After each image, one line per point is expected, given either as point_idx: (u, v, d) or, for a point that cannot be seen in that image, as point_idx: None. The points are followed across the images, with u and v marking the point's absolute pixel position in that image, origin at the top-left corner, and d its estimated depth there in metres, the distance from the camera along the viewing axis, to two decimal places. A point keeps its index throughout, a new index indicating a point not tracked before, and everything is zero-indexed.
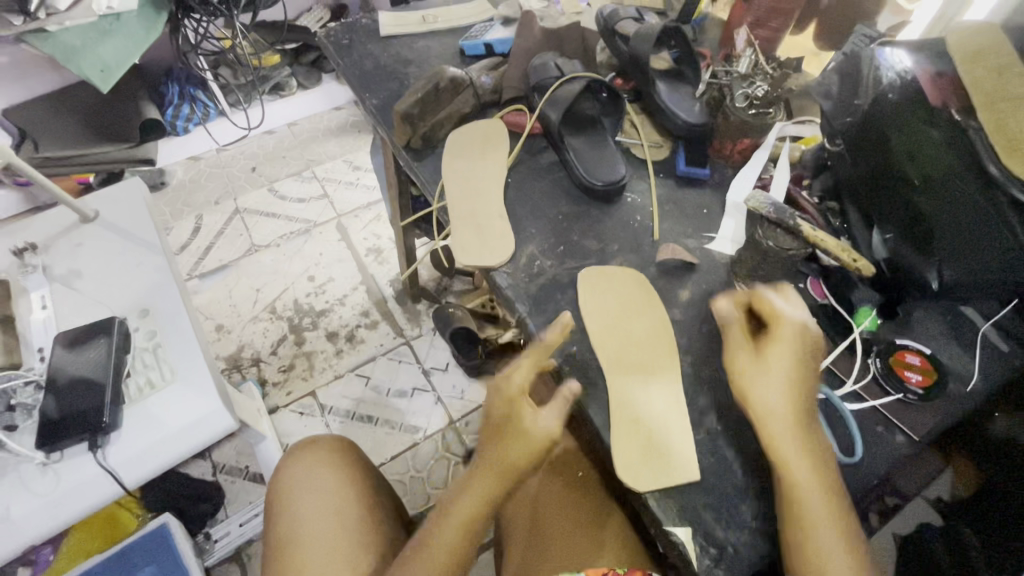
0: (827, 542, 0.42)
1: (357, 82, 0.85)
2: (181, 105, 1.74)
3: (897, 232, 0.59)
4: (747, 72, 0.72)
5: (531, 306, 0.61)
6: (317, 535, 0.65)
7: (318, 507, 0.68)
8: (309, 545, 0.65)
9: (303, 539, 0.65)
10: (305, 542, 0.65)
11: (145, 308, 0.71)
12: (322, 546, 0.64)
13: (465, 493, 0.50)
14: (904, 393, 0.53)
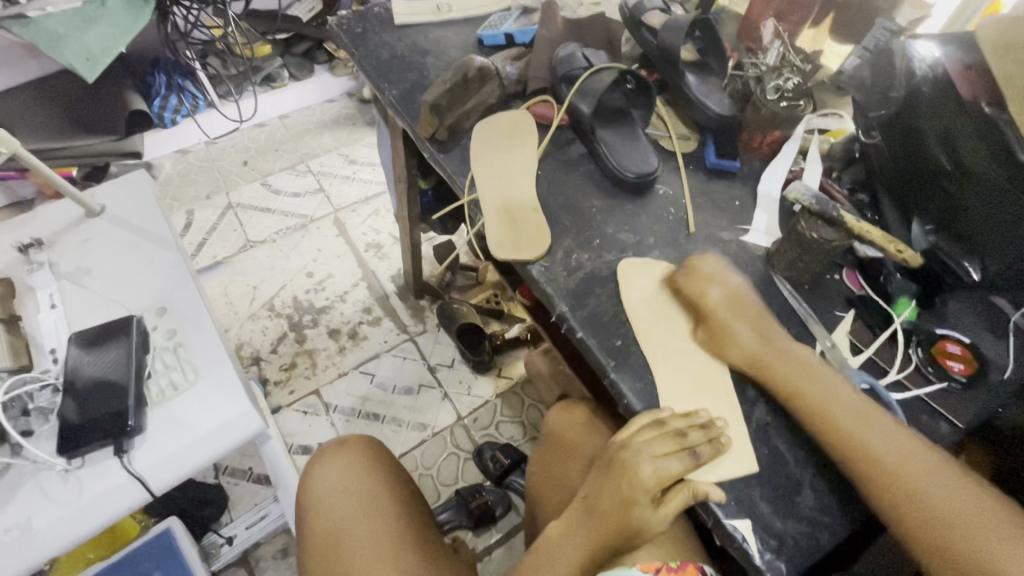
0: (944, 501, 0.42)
1: (374, 72, 0.83)
2: (169, 97, 1.68)
3: (937, 224, 0.60)
4: (776, 65, 0.74)
5: (571, 300, 0.60)
6: (359, 536, 0.64)
7: (358, 511, 0.66)
8: (353, 547, 0.63)
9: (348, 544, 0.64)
10: (347, 539, 0.64)
11: (163, 306, 0.68)
12: (368, 552, 0.63)
13: (571, 537, 0.53)
14: (948, 381, 0.54)
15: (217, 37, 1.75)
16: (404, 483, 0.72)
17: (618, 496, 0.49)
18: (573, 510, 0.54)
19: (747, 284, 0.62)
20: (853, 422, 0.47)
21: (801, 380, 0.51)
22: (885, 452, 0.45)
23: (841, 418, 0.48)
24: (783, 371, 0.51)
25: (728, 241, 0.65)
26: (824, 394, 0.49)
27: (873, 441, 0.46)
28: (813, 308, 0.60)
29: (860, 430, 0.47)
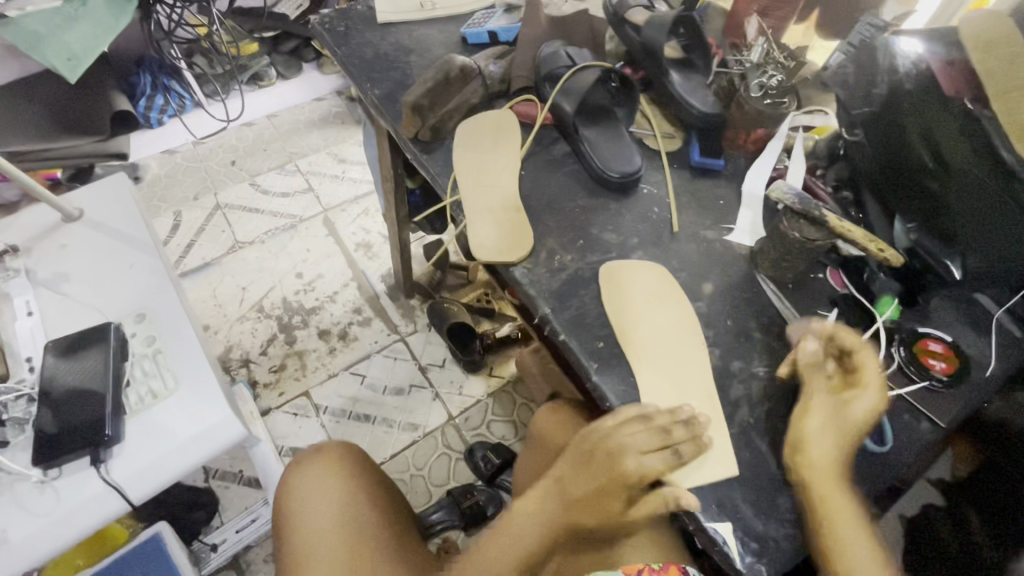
0: None
1: (356, 71, 0.82)
2: (155, 97, 1.69)
3: (919, 222, 0.59)
4: (761, 61, 0.73)
5: (555, 302, 0.60)
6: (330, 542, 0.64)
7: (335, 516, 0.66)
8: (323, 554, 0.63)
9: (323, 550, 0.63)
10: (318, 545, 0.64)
11: (142, 312, 0.67)
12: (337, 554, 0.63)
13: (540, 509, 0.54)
14: (929, 380, 0.54)
15: (202, 36, 1.73)
16: (384, 489, 0.72)
17: (597, 487, 0.50)
18: (543, 487, 0.54)
19: (732, 284, 0.61)
20: (834, 496, 0.45)
21: (810, 440, 0.47)
22: (856, 542, 0.44)
23: (826, 490, 0.45)
24: (808, 427, 0.47)
25: (712, 240, 0.65)
26: (826, 459, 0.46)
27: (836, 510, 0.45)
28: (798, 307, 0.60)
29: (835, 509, 0.45)
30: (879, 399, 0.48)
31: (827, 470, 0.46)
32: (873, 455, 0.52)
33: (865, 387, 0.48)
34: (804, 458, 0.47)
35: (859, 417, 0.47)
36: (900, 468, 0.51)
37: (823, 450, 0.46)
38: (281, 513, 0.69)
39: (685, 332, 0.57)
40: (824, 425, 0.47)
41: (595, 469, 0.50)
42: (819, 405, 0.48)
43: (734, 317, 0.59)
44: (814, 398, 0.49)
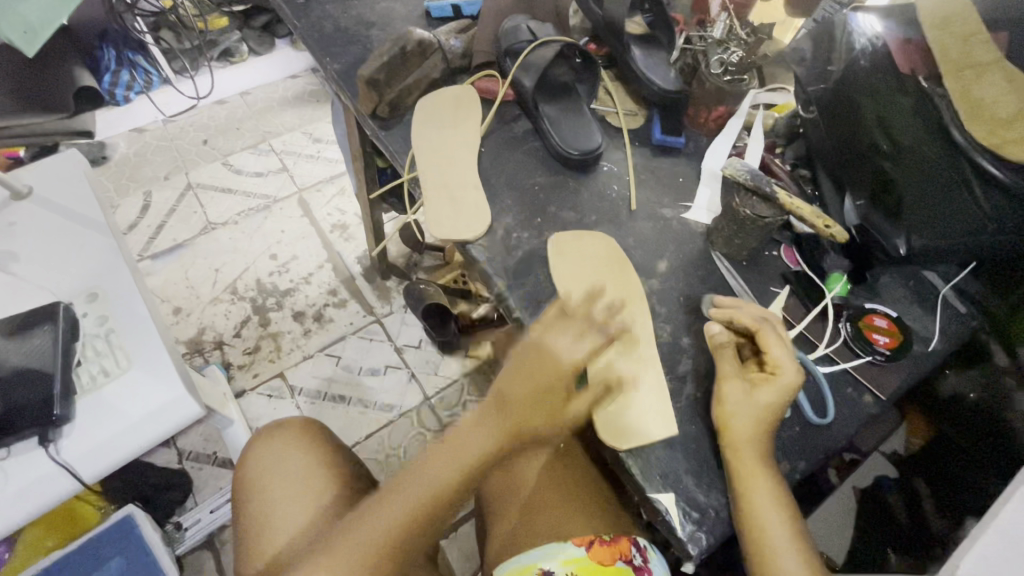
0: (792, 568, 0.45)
1: (316, 46, 0.80)
2: (120, 72, 1.63)
3: (868, 198, 0.60)
4: (722, 37, 0.72)
5: (509, 279, 0.60)
6: (291, 523, 0.63)
7: (290, 491, 0.66)
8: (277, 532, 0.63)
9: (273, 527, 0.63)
10: (279, 526, 0.63)
11: (94, 291, 0.66)
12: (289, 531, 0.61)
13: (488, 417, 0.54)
14: (873, 354, 0.55)
15: (168, 8, 1.66)
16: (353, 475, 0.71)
17: (540, 386, 0.54)
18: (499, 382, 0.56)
19: (687, 261, 0.62)
20: (759, 482, 0.46)
21: (734, 421, 0.48)
22: (777, 530, 0.46)
23: (749, 473, 0.47)
24: (727, 408, 0.49)
25: (670, 218, 0.65)
26: (750, 440, 0.48)
27: (758, 499, 0.46)
28: (750, 284, 0.61)
29: (757, 492, 0.46)
30: (796, 377, 0.49)
31: (753, 451, 0.47)
32: (817, 428, 0.53)
33: (779, 368, 0.50)
34: (731, 440, 0.48)
35: (773, 398, 0.49)
36: (844, 439, 0.52)
37: (745, 431, 0.48)
38: (244, 488, 0.68)
39: (639, 305, 0.57)
40: (746, 404, 0.49)
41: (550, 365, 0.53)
42: (740, 390, 0.49)
43: (687, 294, 0.60)
44: (730, 383, 0.50)
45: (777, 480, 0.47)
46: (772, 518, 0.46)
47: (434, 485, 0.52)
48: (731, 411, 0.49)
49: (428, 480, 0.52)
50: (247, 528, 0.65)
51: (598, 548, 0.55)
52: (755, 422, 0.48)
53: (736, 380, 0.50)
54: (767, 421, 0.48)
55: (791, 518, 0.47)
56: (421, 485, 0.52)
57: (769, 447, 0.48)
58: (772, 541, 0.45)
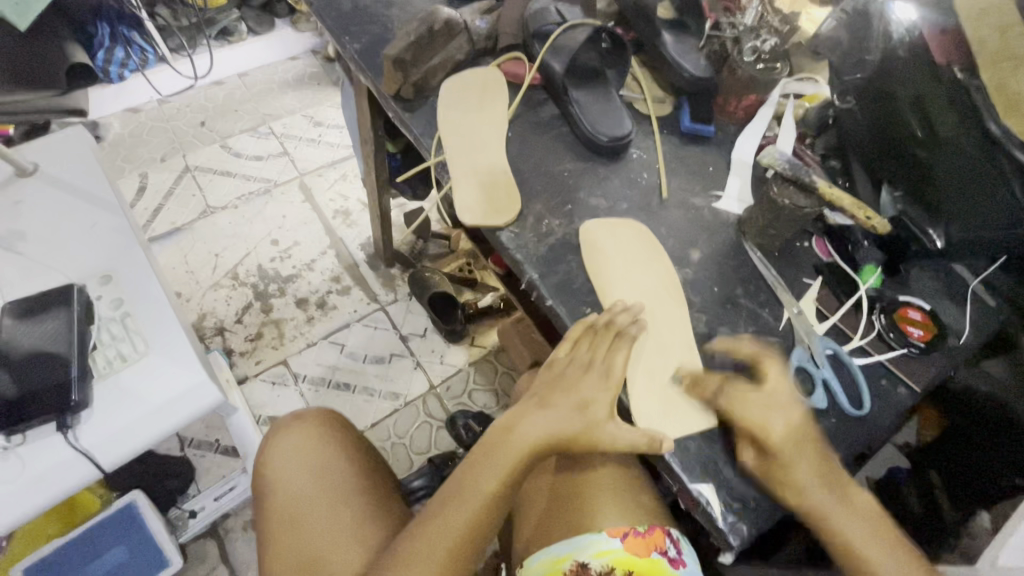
0: (876, 553, 0.46)
1: (334, 22, 0.77)
2: (114, 49, 1.57)
3: (906, 190, 0.61)
4: (753, 24, 0.71)
5: (541, 267, 0.59)
6: (317, 519, 0.62)
7: (317, 488, 0.64)
8: (310, 533, 0.61)
9: (304, 528, 0.61)
10: (305, 522, 0.62)
11: (107, 273, 0.63)
12: (326, 535, 0.61)
13: (530, 424, 0.54)
14: (908, 347, 0.55)
15: None
16: (376, 466, 0.70)
17: (582, 396, 0.53)
18: (540, 391, 0.56)
19: (719, 251, 0.61)
20: (808, 475, 0.46)
21: (767, 426, 0.47)
22: (855, 523, 0.47)
23: (799, 470, 0.46)
24: (781, 450, 0.47)
25: (700, 208, 0.64)
26: (788, 441, 0.47)
27: (825, 499, 0.47)
28: (782, 275, 0.60)
29: (808, 483, 0.46)
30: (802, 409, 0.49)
31: (797, 447, 0.47)
32: (852, 420, 0.53)
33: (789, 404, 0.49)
34: (790, 474, 0.46)
35: (788, 401, 0.49)
36: (879, 430, 0.52)
37: (779, 435, 0.47)
38: (259, 485, 0.66)
39: (677, 292, 0.57)
40: (766, 410, 0.48)
41: (595, 375, 0.53)
42: (751, 397, 0.49)
43: (720, 284, 0.59)
44: (772, 429, 0.47)
45: (824, 463, 0.48)
46: (827, 499, 0.47)
47: (480, 494, 0.52)
48: (783, 443, 0.47)
49: (483, 486, 0.52)
50: (267, 526, 0.63)
51: (632, 540, 0.55)
52: (784, 423, 0.48)
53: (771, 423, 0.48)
54: (812, 446, 0.48)
55: (863, 503, 0.48)
56: (466, 496, 0.52)
57: (823, 450, 0.48)
58: (835, 519, 0.46)
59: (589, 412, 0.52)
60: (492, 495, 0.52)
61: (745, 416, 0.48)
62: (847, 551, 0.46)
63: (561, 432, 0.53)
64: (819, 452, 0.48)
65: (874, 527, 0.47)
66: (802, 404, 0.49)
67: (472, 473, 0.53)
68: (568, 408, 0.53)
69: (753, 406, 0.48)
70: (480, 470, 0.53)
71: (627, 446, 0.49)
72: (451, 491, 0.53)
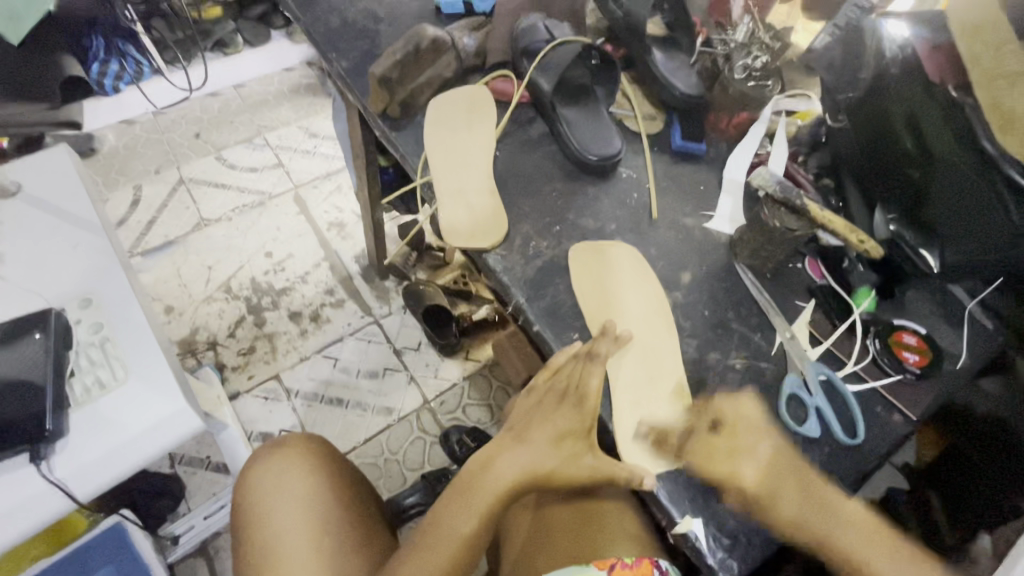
0: None
1: (322, 40, 0.76)
2: (109, 62, 1.56)
3: (900, 214, 0.58)
4: (745, 41, 0.70)
5: (529, 290, 0.58)
6: (297, 554, 0.60)
7: (297, 519, 0.63)
8: (288, 568, 0.59)
9: (282, 564, 0.60)
10: (284, 557, 0.60)
11: (87, 297, 0.62)
12: (304, 566, 0.59)
13: (507, 461, 0.53)
14: (903, 373, 0.54)
15: None
16: (357, 497, 0.69)
17: (558, 429, 0.52)
18: (519, 422, 0.55)
19: (710, 273, 0.60)
20: (796, 510, 0.45)
21: (737, 473, 0.46)
22: (873, 552, 0.43)
23: (785, 507, 0.45)
24: (763, 485, 0.46)
25: (691, 228, 0.63)
26: (767, 483, 0.46)
27: (830, 527, 0.44)
28: (775, 298, 0.59)
29: (798, 518, 0.44)
30: (767, 449, 0.48)
31: (776, 483, 0.46)
32: (846, 449, 0.51)
33: (751, 441, 0.48)
34: (777, 512, 0.45)
35: (748, 451, 0.47)
36: (874, 459, 0.51)
37: (752, 480, 0.46)
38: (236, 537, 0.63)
39: (670, 318, 0.56)
40: (732, 456, 0.47)
41: (570, 407, 0.52)
42: (719, 444, 0.48)
43: (711, 308, 0.58)
44: (746, 471, 0.46)
45: (808, 490, 0.46)
46: (823, 533, 0.44)
47: (456, 536, 0.50)
48: (756, 479, 0.46)
49: (460, 524, 0.51)
50: (246, 562, 0.61)
51: (620, 572, 0.53)
52: (756, 468, 0.46)
53: (742, 462, 0.47)
54: (783, 472, 0.46)
55: (872, 530, 0.45)
56: (443, 537, 0.51)
57: (797, 476, 0.47)
58: (834, 546, 0.44)
59: (566, 446, 0.52)
60: (468, 534, 0.50)
61: (711, 465, 0.47)
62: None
63: (538, 468, 0.52)
64: (798, 482, 0.46)
65: (880, 548, 0.44)
66: (767, 438, 0.48)
67: (449, 511, 0.52)
68: (545, 443, 0.52)
69: (711, 453, 0.48)
70: (455, 511, 0.51)
71: (605, 477, 0.49)
72: (428, 531, 0.52)
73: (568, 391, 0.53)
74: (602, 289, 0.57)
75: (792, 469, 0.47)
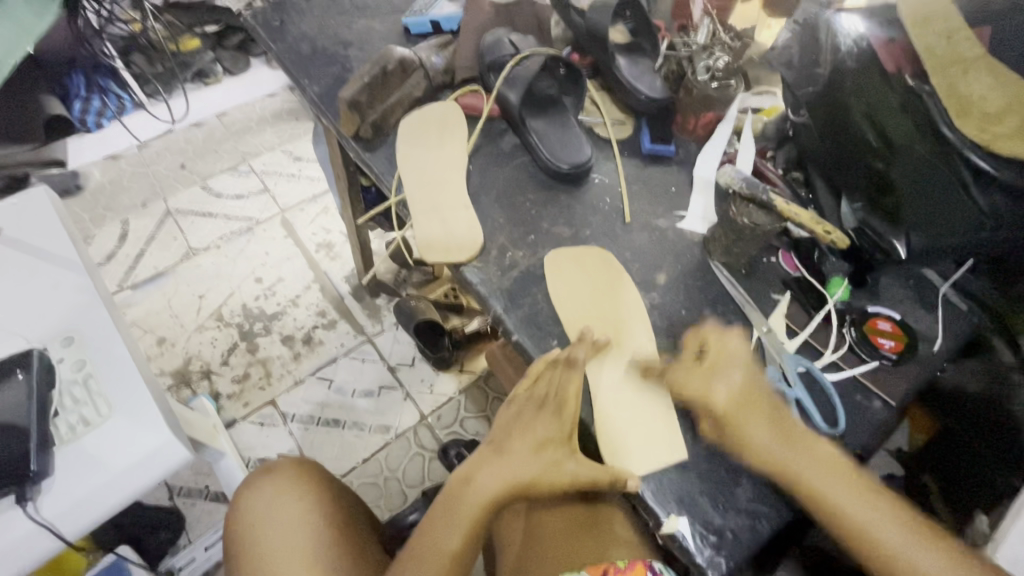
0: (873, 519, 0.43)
1: (293, 67, 0.77)
2: (91, 99, 1.60)
3: (865, 202, 0.59)
4: (706, 43, 0.71)
5: (506, 300, 0.58)
6: None
7: (290, 545, 0.63)
8: None
9: None
10: None
11: (69, 335, 0.62)
12: None
13: (488, 474, 0.53)
14: (879, 359, 0.55)
15: (138, 32, 1.65)
16: (348, 516, 0.68)
17: (538, 436, 0.52)
18: (498, 434, 0.56)
19: (686, 273, 0.61)
20: (762, 437, 0.46)
21: (710, 394, 0.48)
22: (836, 488, 0.44)
23: (751, 431, 0.47)
24: (734, 410, 0.47)
25: (665, 229, 0.64)
26: (734, 405, 0.48)
27: (792, 459, 0.45)
28: (751, 293, 0.60)
29: (762, 444, 0.46)
30: (742, 375, 0.49)
31: (745, 409, 0.47)
32: (829, 439, 0.52)
33: (728, 371, 0.49)
34: (743, 436, 0.47)
35: (728, 364, 0.49)
36: (857, 448, 0.52)
37: (722, 402, 0.48)
38: (236, 530, 0.65)
39: (648, 321, 0.56)
40: (706, 378, 0.49)
41: (550, 414, 0.53)
42: (694, 371, 0.50)
43: (688, 307, 0.59)
44: (719, 398, 0.48)
45: (778, 421, 0.47)
46: (786, 460, 0.46)
47: (443, 554, 0.51)
48: (726, 405, 0.48)
49: (445, 542, 0.51)
50: None
51: None
52: (727, 390, 0.48)
53: (711, 386, 0.49)
54: (754, 402, 0.48)
55: (845, 471, 0.45)
56: (429, 555, 0.51)
57: (771, 408, 0.48)
58: (797, 476, 0.45)
59: (547, 453, 0.52)
60: (455, 552, 0.51)
61: (680, 384, 0.50)
62: (828, 509, 0.44)
63: (521, 478, 0.52)
64: (770, 410, 0.48)
65: (842, 477, 0.44)
66: (749, 366, 0.49)
67: (435, 530, 0.52)
68: (525, 452, 0.52)
69: (678, 372, 0.50)
70: (440, 529, 0.51)
71: (586, 481, 0.50)
72: (414, 551, 0.52)
73: (548, 398, 0.53)
74: (578, 295, 0.58)
75: (767, 401, 0.48)
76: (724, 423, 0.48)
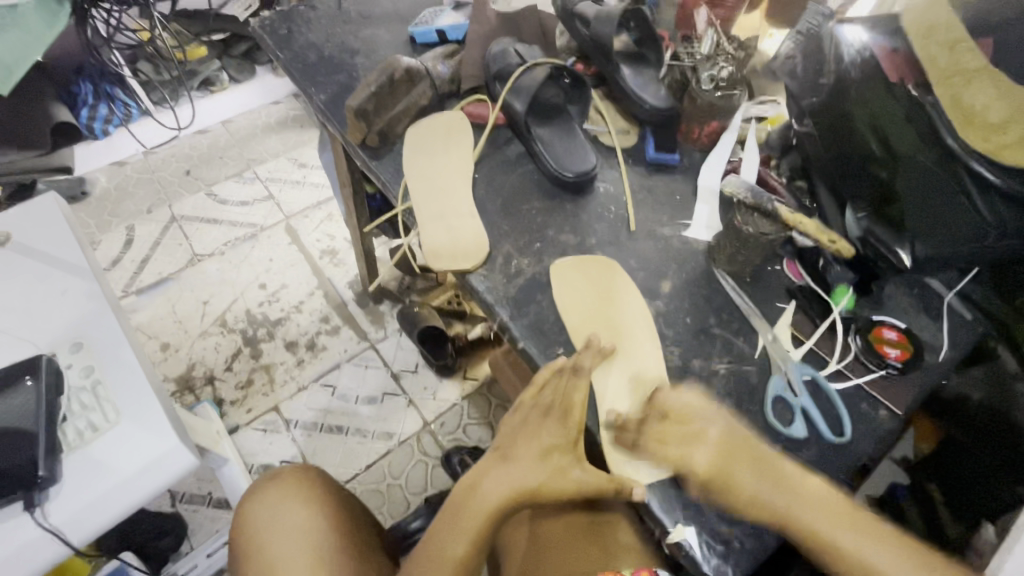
0: (870, 553, 0.44)
1: (300, 76, 0.78)
2: (98, 106, 1.57)
3: (870, 211, 0.58)
4: (710, 53, 0.72)
5: (512, 308, 0.59)
6: None
7: (296, 552, 0.62)
8: None
9: None
10: None
11: (77, 341, 0.62)
12: None
13: (494, 480, 0.54)
14: (885, 368, 0.55)
15: (144, 40, 1.59)
16: (354, 523, 0.68)
17: (544, 443, 0.53)
18: (505, 440, 0.57)
19: (691, 281, 0.61)
20: (755, 490, 0.46)
21: (688, 459, 0.48)
22: (831, 527, 0.45)
23: (740, 487, 0.46)
24: (718, 468, 0.47)
25: (669, 237, 0.64)
26: (716, 466, 0.47)
27: (783, 505, 0.46)
28: (755, 301, 0.60)
29: (756, 497, 0.46)
30: (717, 431, 0.48)
31: (729, 463, 0.47)
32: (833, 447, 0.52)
33: (701, 425, 0.49)
34: (736, 494, 0.46)
35: (703, 419, 0.49)
36: (861, 456, 0.52)
37: (704, 466, 0.47)
38: (237, 555, 0.65)
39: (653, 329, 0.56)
40: (682, 444, 0.48)
41: (555, 421, 0.53)
42: (670, 434, 0.49)
43: (694, 315, 0.59)
44: (699, 459, 0.47)
45: (766, 472, 0.47)
46: (780, 507, 0.46)
47: (450, 559, 0.51)
48: (709, 466, 0.47)
49: (452, 547, 0.52)
50: None
51: None
52: (706, 454, 0.47)
53: (691, 450, 0.48)
54: (734, 457, 0.48)
55: (838, 504, 0.46)
56: (436, 560, 0.52)
57: (750, 458, 0.48)
58: (792, 521, 0.45)
59: (553, 459, 0.52)
60: (462, 558, 0.51)
61: (662, 451, 0.49)
62: (832, 552, 0.44)
63: (526, 485, 0.53)
64: (754, 462, 0.48)
65: (840, 520, 0.45)
66: (716, 419, 0.49)
67: (442, 535, 0.53)
68: (530, 459, 0.53)
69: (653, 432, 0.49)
70: (447, 535, 0.52)
71: (590, 488, 0.50)
72: (422, 557, 0.53)
73: (553, 405, 0.53)
74: (584, 303, 0.58)
75: (746, 453, 0.48)
76: (715, 487, 0.47)
